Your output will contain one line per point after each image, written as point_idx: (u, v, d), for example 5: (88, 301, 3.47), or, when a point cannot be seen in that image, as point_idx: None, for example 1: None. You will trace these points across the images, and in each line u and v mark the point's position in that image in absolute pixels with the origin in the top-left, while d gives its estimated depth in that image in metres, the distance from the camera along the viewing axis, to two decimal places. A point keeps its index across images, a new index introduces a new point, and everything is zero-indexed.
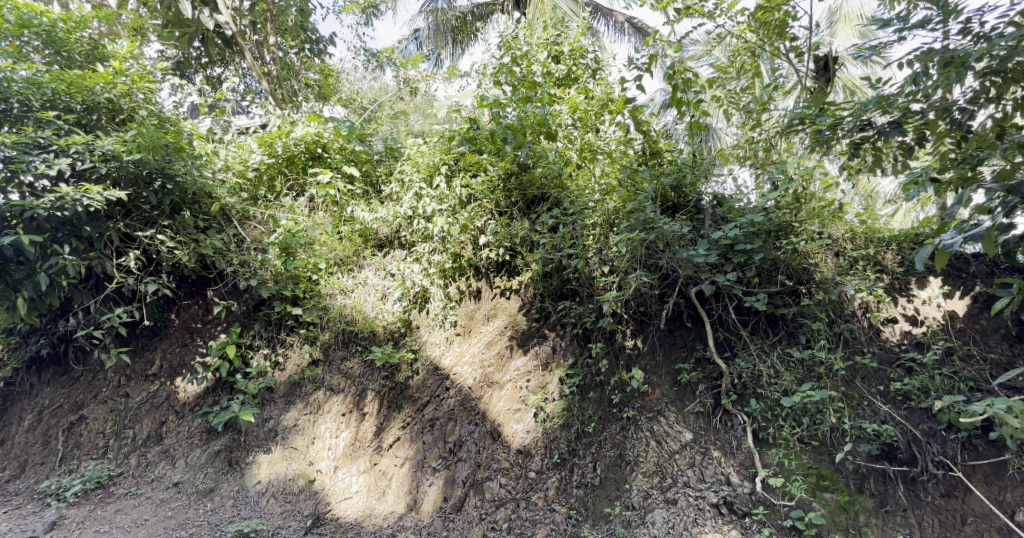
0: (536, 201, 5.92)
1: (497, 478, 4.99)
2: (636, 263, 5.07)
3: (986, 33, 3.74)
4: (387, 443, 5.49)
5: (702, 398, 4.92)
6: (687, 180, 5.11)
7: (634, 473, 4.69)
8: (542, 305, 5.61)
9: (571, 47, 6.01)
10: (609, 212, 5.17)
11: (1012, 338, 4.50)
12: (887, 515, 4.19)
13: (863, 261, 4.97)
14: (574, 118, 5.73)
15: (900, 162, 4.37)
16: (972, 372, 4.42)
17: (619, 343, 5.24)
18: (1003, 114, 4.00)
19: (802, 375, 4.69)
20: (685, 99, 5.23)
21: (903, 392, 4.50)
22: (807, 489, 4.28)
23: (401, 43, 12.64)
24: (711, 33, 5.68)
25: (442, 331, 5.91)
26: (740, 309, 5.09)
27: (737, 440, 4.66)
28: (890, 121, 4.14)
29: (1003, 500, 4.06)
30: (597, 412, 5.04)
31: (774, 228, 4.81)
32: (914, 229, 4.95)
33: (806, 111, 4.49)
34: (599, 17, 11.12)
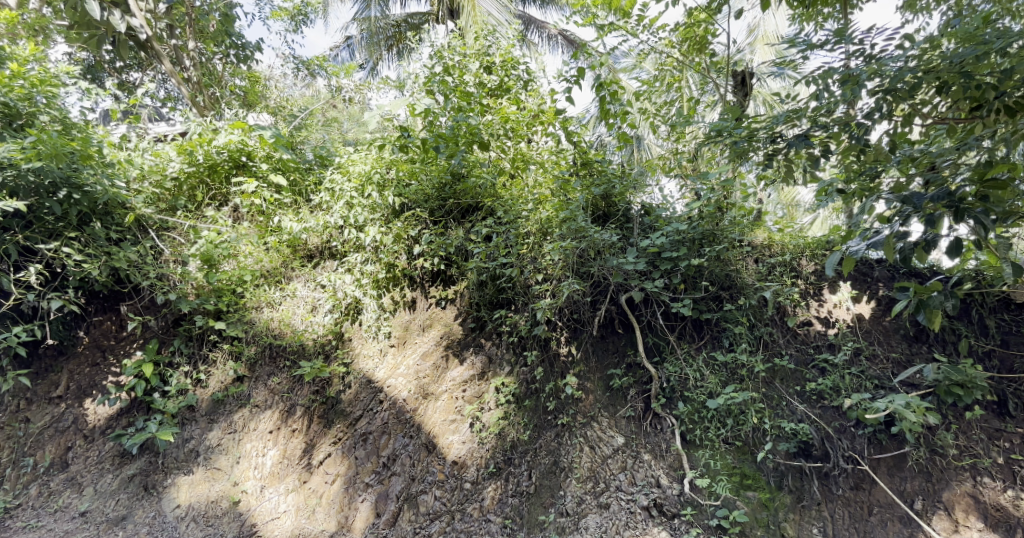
0: (470, 210, 5.92)
1: (432, 491, 4.94)
2: (568, 270, 5.14)
3: (876, 54, 4.05)
4: (317, 460, 5.36)
5: (632, 402, 5.04)
6: (616, 190, 5.27)
7: (568, 479, 4.74)
8: (477, 314, 5.63)
9: (503, 59, 5.95)
10: (541, 221, 5.26)
11: (910, 338, 4.83)
12: (804, 510, 4.39)
13: (780, 266, 5.22)
14: (506, 128, 5.72)
15: (809, 173, 4.65)
16: (877, 371, 4.72)
17: (554, 351, 5.30)
18: (896, 130, 4.31)
19: (726, 377, 4.88)
20: (613, 111, 5.38)
21: (817, 392, 4.74)
22: (731, 488, 4.45)
23: (332, 51, 12.43)
24: (635, 48, 5.87)
25: (376, 343, 5.83)
26: (667, 315, 5.26)
27: (666, 443, 4.79)
28: (799, 134, 4.40)
29: (903, 490, 4.33)
30: (532, 419, 5.08)
31: (697, 236, 5.05)
32: (826, 237, 5.25)
33: (724, 124, 4.78)
34: (533, 30, 11.29)
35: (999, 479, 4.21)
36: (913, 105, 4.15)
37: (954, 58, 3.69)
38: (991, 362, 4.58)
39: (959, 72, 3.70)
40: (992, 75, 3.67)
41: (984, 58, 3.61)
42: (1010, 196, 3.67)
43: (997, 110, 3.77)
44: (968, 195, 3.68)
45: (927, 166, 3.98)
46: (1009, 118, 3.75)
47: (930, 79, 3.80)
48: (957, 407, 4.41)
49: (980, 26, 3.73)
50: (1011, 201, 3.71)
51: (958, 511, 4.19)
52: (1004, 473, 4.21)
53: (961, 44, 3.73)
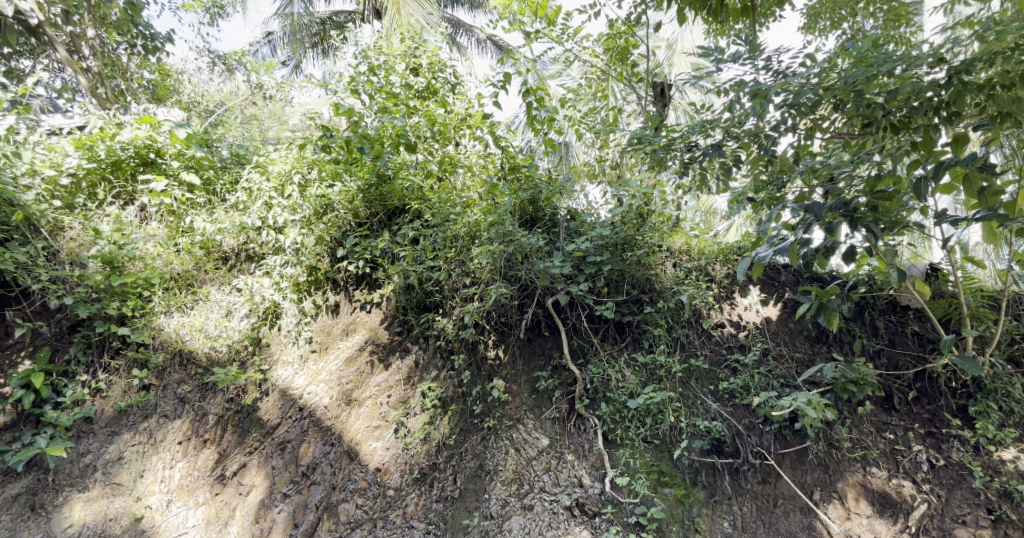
0: (397, 212, 5.85)
1: (353, 499, 4.84)
2: (496, 274, 5.16)
3: (783, 70, 4.29)
4: (231, 471, 5.15)
5: (557, 404, 5.09)
6: (542, 195, 5.34)
7: (493, 482, 4.73)
8: (404, 317, 5.56)
9: (430, 60, 5.87)
10: (470, 225, 5.25)
11: (813, 339, 5.13)
12: (716, 504, 4.56)
13: (695, 271, 5.47)
14: (433, 131, 5.62)
15: (722, 182, 4.87)
16: (783, 370, 4.97)
17: (481, 354, 5.31)
18: (799, 143, 4.57)
19: (645, 377, 5.02)
20: (539, 117, 5.45)
21: (729, 391, 4.94)
22: (649, 486, 4.57)
23: (252, 46, 11.98)
24: (560, 56, 5.98)
25: (296, 348, 5.65)
26: (592, 318, 5.37)
27: (589, 443, 4.86)
28: (711, 144, 4.66)
29: (804, 482, 4.54)
30: (458, 423, 5.05)
31: (620, 241, 5.15)
32: (737, 243, 5.53)
33: (644, 132, 4.99)
34: (462, 33, 11.27)
35: (884, 469, 4.47)
36: (813, 119, 4.41)
37: (848, 78, 3.94)
38: (880, 360, 4.92)
39: (853, 91, 3.96)
40: (881, 94, 3.95)
41: (873, 79, 3.89)
42: (896, 206, 3.97)
43: (884, 128, 4.06)
44: (860, 206, 3.94)
45: (827, 178, 4.22)
46: (895, 135, 4.03)
47: (830, 96, 4.06)
48: (851, 402, 4.69)
49: (869, 48, 4.03)
50: (897, 212, 3.99)
51: (851, 500, 4.42)
52: (888, 462, 4.49)
53: (853, 64, 4.01)
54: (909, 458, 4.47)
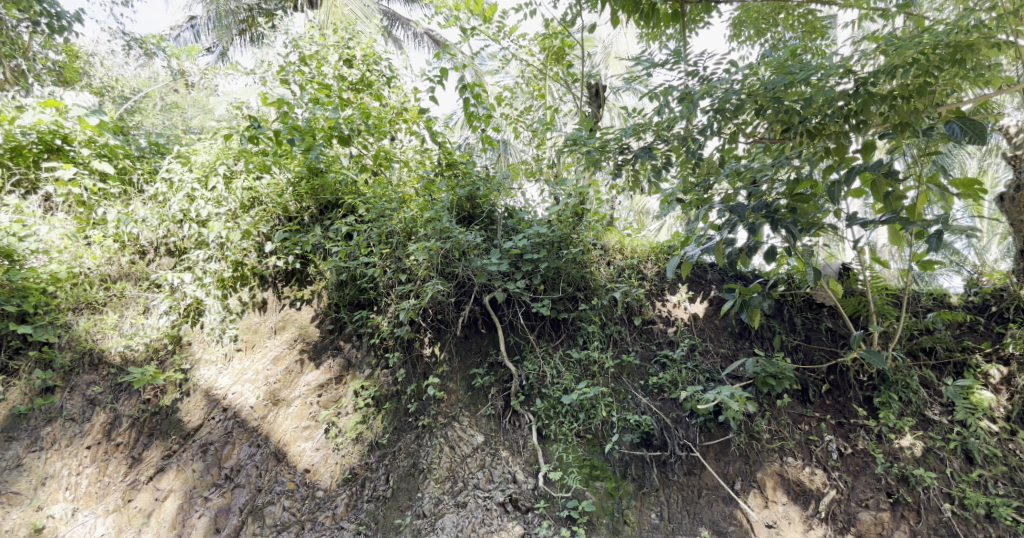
0: (329, 206, 5.64)
1: (280, 502, 4.70)
2: (433, 270, 5.09)
3: (709, 76, 4.48)
4: (146, 476, 4.89)
5: (493, 400, 5.09)
6: (480, 192, 5.34)
7: (426, 481, 4.67)
8: (336, 315, 5.44)
9: (364, 53, 5.75)
10: (406, 221, 5.16)
11: (737, 335, 5.35)
12: (644, 496, 4.64)
13: (628, 269, 5.57)
14: (368, 124, 5.39)
15: (654, 183, 4.98)
16: (708, 365, 5.14)
17: (417, 351, 5.25)
18: (724, 147, 4.75)
19: (579, 374, 5.07)
20: (476, 113, 5.42)
21: (659, 385, 5.06)
22: (581, 480, 4.63)
23: (173, 30, 11.40)
24: (497, 53, 5.98)
25: (220, 347, 5.41)
26: (528, 315, 5.40)
27: (523, 439, 4.88)
28: (643, 146, 4.73)
29: (727, 473, 4.69)
30: (392, 422, 4.99)
31: (556, 238, 5.20)
32: (667, 242, 5.71)
33: (578, 133, 5.10)
34: (397, 26, 11.10)
35: (800, 458, 4.67)
36: (738, 124, 4.58)
37: (768, 84, 4.17)
38: (798, 354, 5.17)
39: (771, 98, 4.17)
40: (799, 101, 4.15)
41: (790, 87, 4.10)
42: (812, 208, 4.16)
43: (801, 133, 4.25)
44: (781, 207, 4.12)
45: (750, 181, 4.41)
46: (810, 142, 4.24)
47: (749, 102, 4.26)
48: (770, 396, 4.90)
49: (789, 58, 4.23)
50: (814, 214, 4.18)
51: (769, 488, 4.59)
52: (803, 452, 4.68)
53: (773, 72, 4.23)
54: (821, 448, 4.68)
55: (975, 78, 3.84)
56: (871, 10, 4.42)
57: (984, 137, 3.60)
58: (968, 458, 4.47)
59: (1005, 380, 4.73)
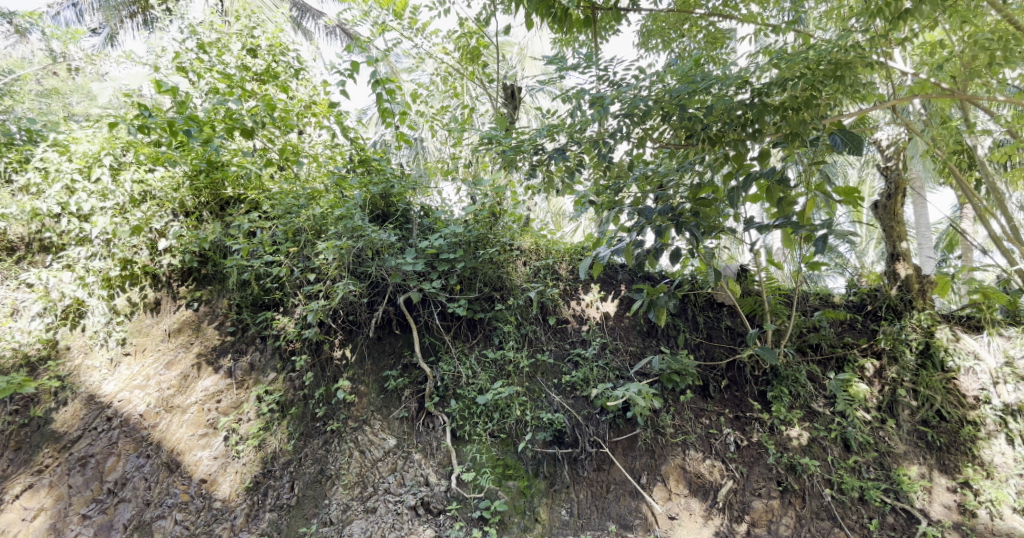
0: (231, 202, 5.37)
1: (171, 515, 4.40)
2: (344, 270, 4.94)
3: (618, 81, 4.64)
4: (11, 495, 4.37)
5: (406, 403, 4.98)
6: (394, 190, 5.22)
7: (334, 487, 4.53)
8: (238, 317, 5.17)
9: (269, 42, 5.42)
10: (315, 218, 4.95)
11: (645, 333, 5.52)
12: (555, 493, 4.68)
13: (544, 269, 5.63)
14: (273, 116, 5.02)
15: (568, 185, 5.05)
16: (618, 362, 5.27)
17: (325, 354, 5.08)
18: (633, 151, 4.89)
19: (494, 373, 5.07)
20: (390, 109, 5.28)
21: (571, 384, 5.13)
22: (493, 480, 4.62)
23: (52, 8, 10.47)
24: (412, 51, 5.91)
25: (104, 352, 4.99)
26: (444, 315, 5.34)
27: (437, 441, 4.80)
28: (557, 148, 4.80)
29: (634, 467, 4.82)
30: (299, 428, 4.81)
31: (473, 238, 5.20)
32: (582, 243, 5.82)
33: (494, 133, 5.13)
34: (307, 18, 10.72)
35: (700, 451, 4.87)
36: (645, 129, 4.72)
37: (673, 92, 4.33)
38: (700, 351, 5.41)
39: (676, 105, 4.30)
40: (701, 109, 4.33)
41: (694, 96, 4.25)
42: (714, 212, 4.34)
43: (703, 140, 4.40)
44: (685, 211, 4.26)
45: (656, 185, 4.57)
46: (711, 147, 4.44)
47: (656, 108, 4.40)
48: (675, 391, 5.10)
49: (692, 68, 4.45)
50: (716, 218, 4.38)
51: (672, 481, 4.75)
52: (704, 445, 4.90)
53: (678, 80, 4.41)
54: (721, 441, 4.91)
55: (853, 94, 4.11)
56: (765, 26, 4.73)
57: (860, 150, 3.90)
58: (846, 446, 4.82)
59: (877, 373, 5.16)
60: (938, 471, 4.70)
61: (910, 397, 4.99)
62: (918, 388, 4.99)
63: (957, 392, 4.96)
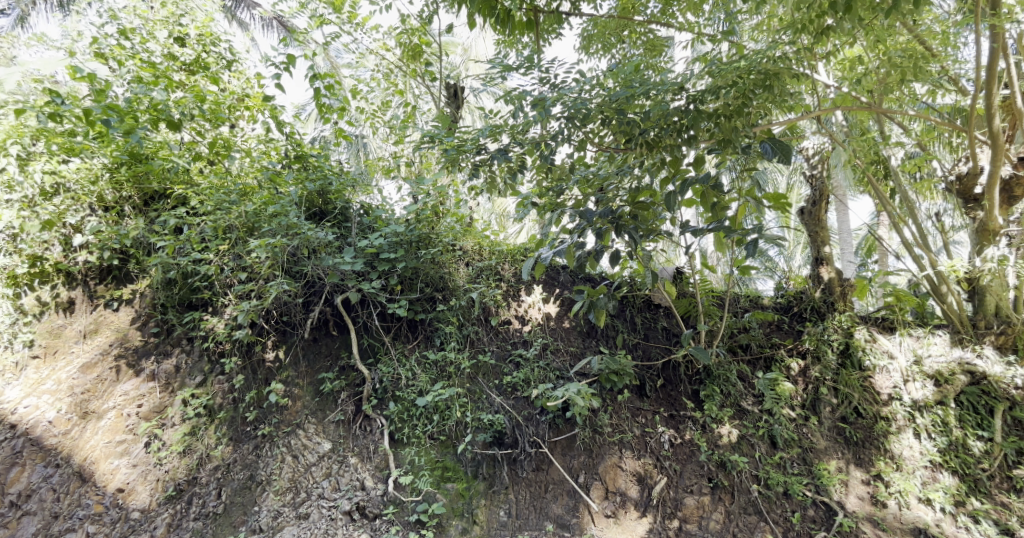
0: (156, 196, 5.09)
1: (83, 527, 4.17)
2: (277, 269, 4.79)
3: (559, 84, 4.69)
4: None
5: (342, 406, 4.87)
6: (332, 187, 5.09)
7: (264, 493, 4.39)
8: (163, 316, 4.91)
9: (198, 31, 5.17)
10: (247, 215, 4.77)
11: (585, 333, 5.58)
12: (494, 494, 4.67)
13: (486, 270, 5.60)
14: (202, 108, 4.79)
15: (510, 185, 5.05)
16: (559, 363, 5.31)
17: (257, 356, 4.89)
18: (575, 155, 4.94)
19: (435, 375, 5.00)
20: (328, 105, 5.13)
21: (512, 384, 5.12)
22: (432, 482, 4.55)
23: None
24: (353, 47, 5.81)
25: (9, 355, 4.64)
26: (383, 316, 5.24)
27: (374, 444, 4.72)
28: (499, 149, 4.79)
29: (572, 467, 4.86)
30: (227, 432, 4.62)
31: (414, 238, 5.15)
32: (524, 245, 5.83)
33: (436, 132, 5.10)
34: (242, 7, 10.35)
35: (636, 449, 4.97)
36: (586, 132, 4.77)
37: (611, 97, 4.43)
38: (637, 351, 5.52)
39: (615, 109, 4.41)
40: (639, 114, 4.42)
41: (632, 100, 4.37)
42: (651, 216, 4.42)
43: (641, 144, 4.45)
44: (625, 213, 4.33)
45: (596, 188, 4.62)
46: (648, 153, 4.48)
47: (596, 112, 4.46)
48: (613, 391, 5.18)
49: (632, 72, 4.53)
50: (653, 221, 4.46)
51: (609, 479, 4.81)
52: (640, 444, 4.99)
53: (618, 85, 4.50)
54: (655, 439, 5.02)
55: (782, 104, 4.26)
56: (701, 35, 4.86)
57: (789, 159, 4.03)
58: (773, 442, 5.01)
59: (802, 372, 5.39)
60: (854, 464, 4.94)
61: (831, 395, 5.24)
62: (838, 387, 5.25)
63: (872, 389, 5.23)
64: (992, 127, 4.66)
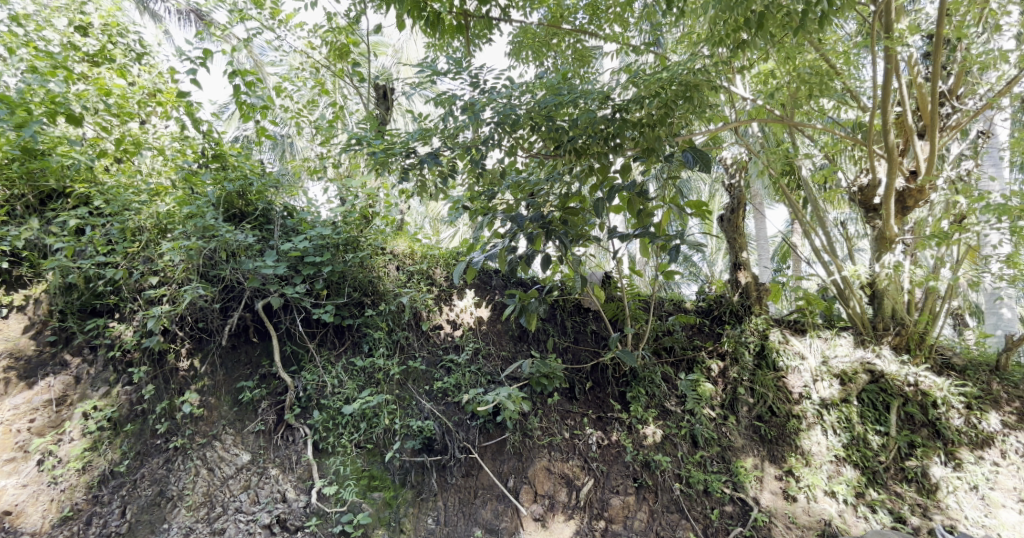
0: (53, 195, 4.76)
1: None
2: (192, 273, 4.60)
3: (489, 89, 4.71)
4: None
5: (263, 415, 4.69)
6: (253, 187, 4.88)
7: (175, 509, 4.18)
8: (61, 323, 4.58)
9: (104, 21, 4.91)
10: (158, 216, 4.59)
11: (516, 337, 5.61)
12: (422, 502, 4.61)
13: (418, 274, 5.51)
14: (107, 102, 4.54)
15: (441, 189, 5.02)
16: (490, 367, 5.29)
17: (170, 365, 4.64)
18: (506, 159, 4.96)
19: (363, 382, 4.89)
20: (250, 103, 4.93)
21: (442, 389, 5.07)
22: (357, 492, 4.46)
23: None
24: (278, 46, 5.64)
25: None
26: (308, 321, 5.07)
27: (297, 454, 4.57)
28: (429, 152, 4.76)
29: (501, 471, 4.85)
30: (134, 446, 4.36)
31: (341, 241, 5.04)
32: (456, 249, 5.79)
33: (364, 134, 4.99)
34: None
35: (565, 452, 5.01)
36: (516, 138, 4.81)
37: (540, 103, 4.46)
38: (567, 355, 5.60)
39: (544, 115, 4.48)
40: (567, 121, 4.49)
41: (560, 108, 4.45)
42: (581, 222, 4.46)
43: (570, 152, 4.49)
44: (554, 218, 4.36)
45: (527, 193, 4.63)
46: (577, 159, 4.49)
47: (525, 118, 4.53)
48: (542, 395, 5.22)
49: (560, 82, 4.65)
50: (583, 227, 4.49)
51: (538, 483, 4.83)
52: (569, 446, 5.05)
53: (546, 92, 4.58)
54: (584, 441, 5.09)
55: (701, 116, 4.44)
56: (625, 45, 5.00)
57: (709, 167, 4.14)
58: (694, 442, 5.18)
59: (721, 373, 5.61)
60: (769, 461, 5.17)
61: (748, 395, 5.47)
62: (754, 386, 5.49)
63: (785, 388, 5.50)
64: (888, 142, 4.98)
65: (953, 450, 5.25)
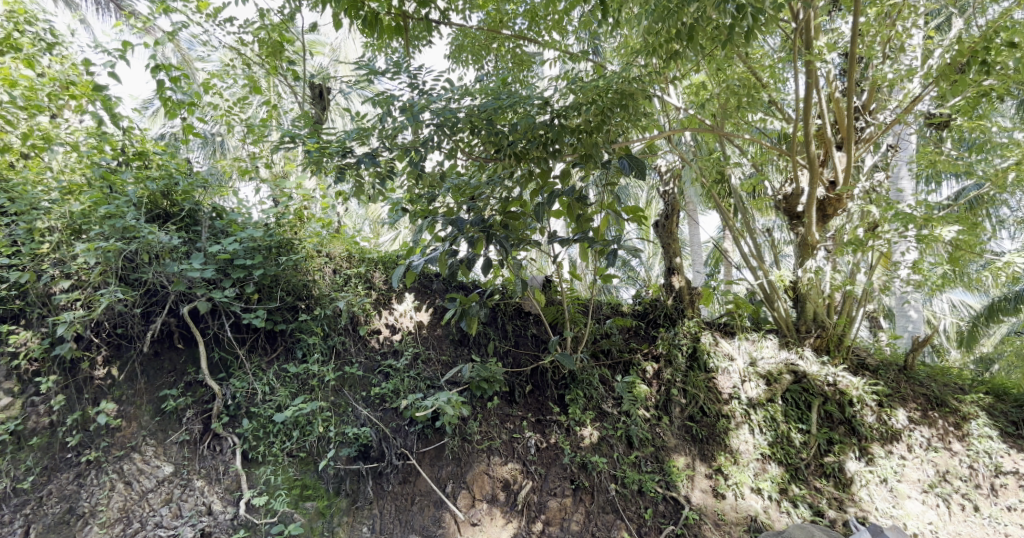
0: None
1: None
2: (110, 276, 4.37)
3: (428, 91, 4.69)
4: None
5: (188, 425, 4.47)
6: (178, 187, 4.66)
7: (86, 527, 3.97)
8: None
9: (10, 7, 4.53)
10: (70, 216, 4.33)
11: (456, 341, 5.55)
12: (356, 511, 4.51)
13: (355, 277, 5.35)
14: (12, 94, 4.26)
15: (379, 192, 4.94)
16: (430, 372, 5.22)
17: (84, 374, 4.39)
18: (446, 162, 4.91)
19: (296, 389, 4.75)
20: (176, 99, 4.71)
21: (380, 395, 4.97)
22: (288, 502, 4.33)
23: None
24: (208, 41, 5.43)
25: None
26: (237, 326, 4.89)
27: (224, 465, 4.39)
28: (366, 153, 4.67)
29: (439, 477, 4.79)
30: (41, 461, 4.11)
31: (273, 244, 4.89)
32: (395, 252, 5.68)
33: (298, 132, 4.85)
34: None
35: (503, 456, 5.00)
36: (457, 141, 4.76)
37: (479, 107, 4.48)
38: (507, 358, 5.60)
39: (484, 119, 4.50)
40: (506, 126, 4.51)
41: (500, 112, 4.50)
42: (521, 226, 4.47)
43: (509, 155, 4.51)
44: (494, 222, 4.35)
45: (468, 196, 4.60)
46: (516, 163, 4.51)
47: (465, 121, 4.53)
48: (482, 399, 5.19)
49: (499, 87, 4.66)
50: (522, 231, 4.50)
51: (476, 487, 4.80)
52: (508, 450, 5.04)
53: (485, 96, 4.59)
54: (522, 444, 5.10)
55: (635, 124, 4.52)
56: (563, 52, 5.05)
57: (644, 176, 4.16)
58: (629, 443, 5.27)
59: (655, 374, 5.75)
60: (699, 460, 5.32)
61: (681, 396, 5.61)
62: (687, 388, 5.63)
63: (715, 389, 5.68)
64: (809, 153, 5.23)
65: (866, 445, 5.54)
